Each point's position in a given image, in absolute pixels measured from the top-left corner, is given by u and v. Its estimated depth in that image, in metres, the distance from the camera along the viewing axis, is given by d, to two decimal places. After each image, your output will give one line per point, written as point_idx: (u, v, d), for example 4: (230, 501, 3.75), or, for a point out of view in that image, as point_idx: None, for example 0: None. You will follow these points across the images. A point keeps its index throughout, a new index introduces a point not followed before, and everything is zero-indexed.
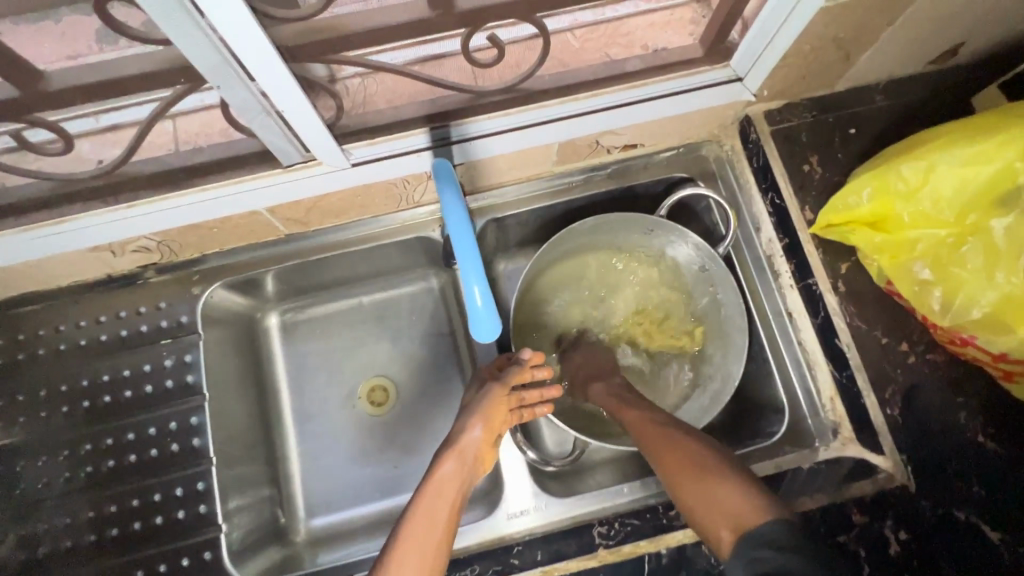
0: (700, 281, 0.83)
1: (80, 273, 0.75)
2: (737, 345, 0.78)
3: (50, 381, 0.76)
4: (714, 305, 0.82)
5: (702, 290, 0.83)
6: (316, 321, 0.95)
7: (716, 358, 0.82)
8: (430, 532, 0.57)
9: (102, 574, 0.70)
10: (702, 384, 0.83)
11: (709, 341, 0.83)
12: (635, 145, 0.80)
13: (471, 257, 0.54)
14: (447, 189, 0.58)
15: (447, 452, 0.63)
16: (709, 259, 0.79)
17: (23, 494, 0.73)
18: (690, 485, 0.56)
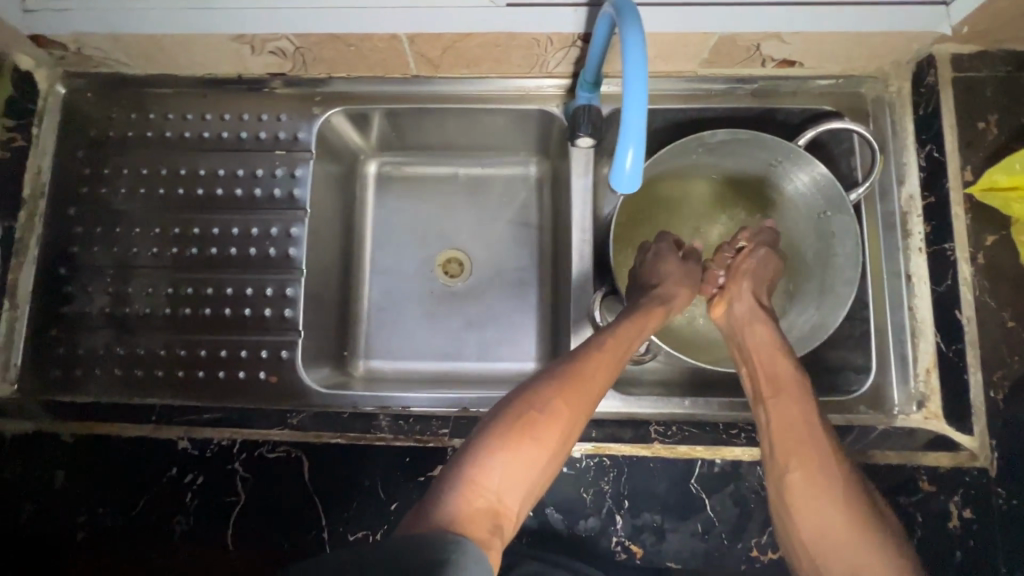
0: (813, 227, 0.78)
1: (216, 64, 0.77)
2: (836, 298, 0.74)
3: (170, 163, 0.80)
4: (822, 256, 0.77)
5: (812, 237, 0.79)
6: (410, 180, 0.96)
7: (808, 310, 0.78)
8: (611, 368, 0.62)
9: (169, 345, 0.75)
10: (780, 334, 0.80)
11: (801, 292, 0.80)
12: (793, 63, 0.74)
13: (636, 116, 0.51)
14: (632, 29, 0.51)
15: (640, 312, 0.68)
16: (832, 202, 0.74)
17: (117, 254, 0.78)
18: (803, 485, 0.55)
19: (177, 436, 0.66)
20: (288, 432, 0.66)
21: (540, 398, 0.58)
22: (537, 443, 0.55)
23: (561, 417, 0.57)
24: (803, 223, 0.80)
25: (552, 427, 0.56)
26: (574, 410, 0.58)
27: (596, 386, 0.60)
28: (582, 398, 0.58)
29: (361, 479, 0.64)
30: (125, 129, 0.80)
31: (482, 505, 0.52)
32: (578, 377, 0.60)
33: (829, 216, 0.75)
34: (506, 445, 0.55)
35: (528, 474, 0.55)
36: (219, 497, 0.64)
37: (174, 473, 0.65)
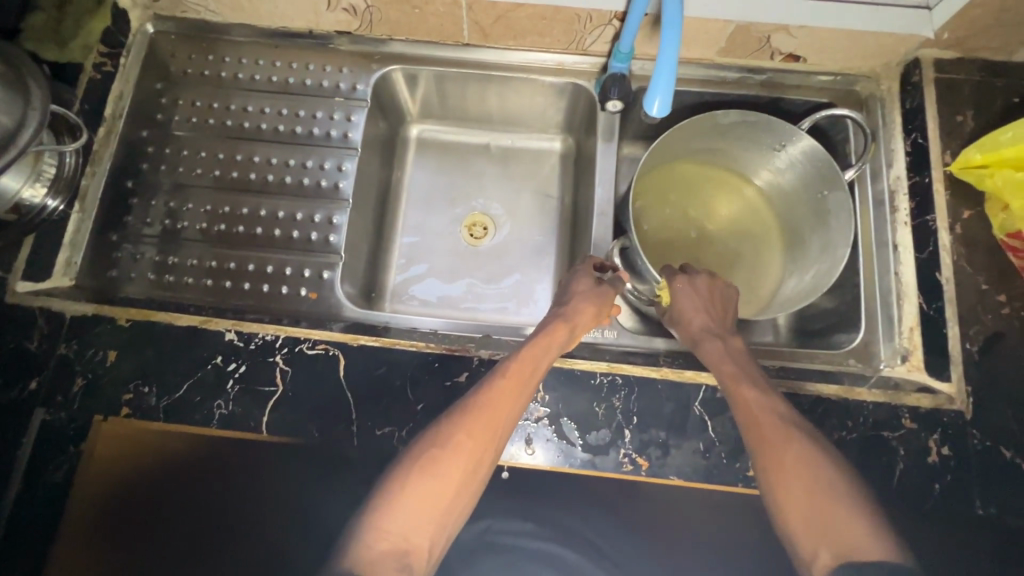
0: (810, 207, 0.85)
1: (292, 18, 0.87)
2: (825, 269, 0.80)
3: (239, 101, 0.88)
4: (819, 233, 0.84)
5: (804, 209, 0.86)
6: (446, 147, 1.05)
7: (806, 274, 0.84)
8: (511, 398, 0.63)
9: (218, 257, 0.81)
10: (781, 295, 0.86)
11: (797, 265, 0.87)
12: (798, 58, 0.85)
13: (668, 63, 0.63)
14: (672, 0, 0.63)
15: (536, 337, 0.67)
16: (824, 175, 0.80)
17: (180, 174, 0.85)
18: (786, 474, 0.57)
19: (225, 329, 0.71)
20: (327, 334, 0.72)
21: (441, 436, 0.59)
22: (438, 481, 0.57)
23: (460, 451, 0.59)
24: (794, 197, 0.87)
25: (453, 464, 0.58)
26: (474, 446, 0.59)
27: (497, 415, 0.61)
28: (481, 431, 0.59)
29: (393, 379, 0.70)
30: (202, 68, 0.89)
31: (391, 546, 0.53)
32: (474, 412, 0.61)
33: (825, 196, 0.82)
34: (407, 488, 0.56)
35: (436, 511, 0.55)
36: (259, 386, 0.69)
37: (219, 362, 0.70)
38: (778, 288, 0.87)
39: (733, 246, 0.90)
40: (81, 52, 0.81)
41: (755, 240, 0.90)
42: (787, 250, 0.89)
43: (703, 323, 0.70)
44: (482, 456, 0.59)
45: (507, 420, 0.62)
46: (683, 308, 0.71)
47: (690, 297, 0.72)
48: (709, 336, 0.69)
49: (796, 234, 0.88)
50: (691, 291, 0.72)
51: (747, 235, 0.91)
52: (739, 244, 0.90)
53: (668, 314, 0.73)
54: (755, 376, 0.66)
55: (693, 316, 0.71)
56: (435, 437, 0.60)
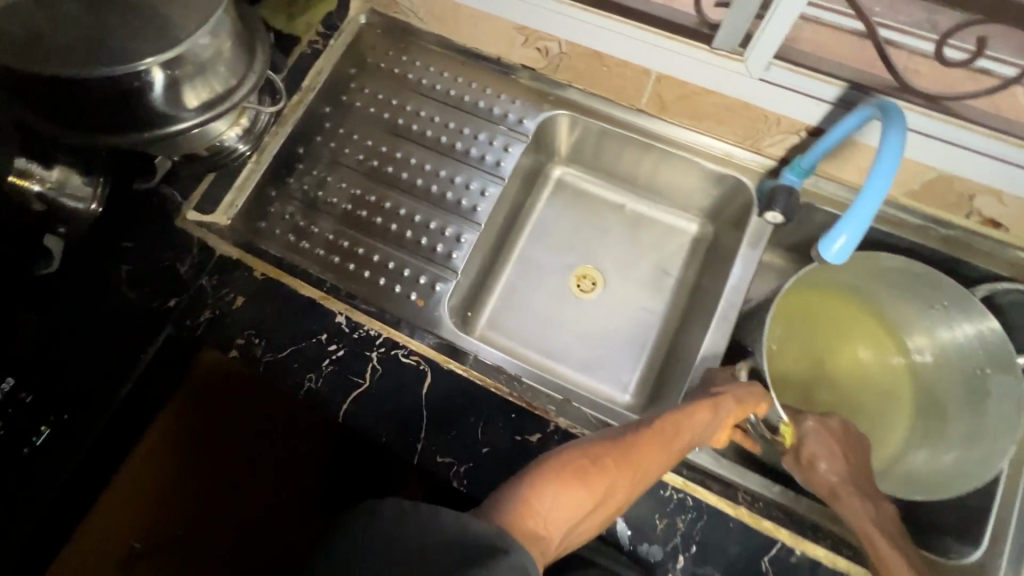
0: (967, 382, 0.75)
1: (488, 43, 0.91)
2: (975, 460, 0.70)
3: (415, 103, 0.95)
4: (973, 416, 0.73)
5: (954, 386, 0.77)
6: (582, 195, 1.05)
7: (945, 457, 0.74)
8: (668, 446, 0.60)
9: (351, 239, 0.86)
10: (905, 468, 0.76)
11: (932, 441, 0.76)
12: (997, 225, 0.76)
13: (864, 207, 0.57)
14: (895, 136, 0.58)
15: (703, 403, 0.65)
16: (992, 356, 0.71)
17: (344, 155, 0.92)
18: None
19: (337, 311, 0.76)
20: (423, 347, 0.74)
21: (600, 447, 0.57)
22: (589, 488, 0.54)
23: (612, 469, 0.56)
24: (945, 370, 0.78)
25: (605, 479, 0.55)
26: (626, 473, 0.56)
27: (652, 458, 0.59)
28: (636, 464, 0.57)
29: (468, 414, 0.70)
30: (394, 66, 0.97)
31: (531, 526, 0.50)
32: (638, 442, 0.59)
33: (988, 375, 0.72)
34: (559, 476, 0.54)
35: (574, 515, 0.52)
36: (349, 374, 0.73)
37: (323, 339, 0.74)
38: (901, 462, 0.77)
39: (859, 398, 0.81)
40: (303, 28, 0.91)
41: (885, 399, 0.81)
42: (918, 423, 0.79)
43: (840, 473, 0.63)
44: (627, 487, 0.57)
45: (655, 468, 0.59)
46: (812, 452, 0.65)
47: (823, 441, 0.66)
48: (850, 490, 0.62)
49: (936, 410, 0.78)
50: (821, 434, 0.66)
51: (877, 391, 0.81)
52: (864, 398, 0.81)
53: (793, 455, 0.66)
54: (902, 548, 0.59)
55: (826, 463, 0.64)
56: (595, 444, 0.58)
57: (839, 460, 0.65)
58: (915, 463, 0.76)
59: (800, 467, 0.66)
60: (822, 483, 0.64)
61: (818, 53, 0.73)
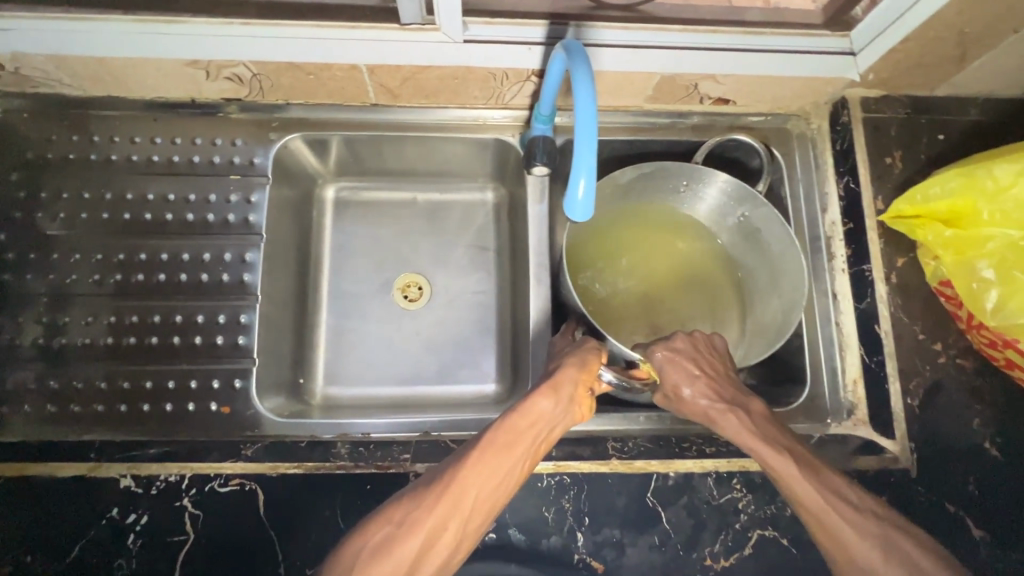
0: (744, 233, 0.81)
1: (169, 89, 0.76)
2: (787, 289, 0.76)
3: (117, 187, 0.77)
4: (766, 258, 0.80)
5: (740, 244, 0.83)
6: (367, 206, 0.97)
7: (769, 306, 0.79)
8: (505, 459, 0.53)
9: (107, 377, 0.71)
10: (754, 332, 0.81)
11: (759, 295, 0.81)
12: (727, 101, 0.81)
13: (586, 148, 0.51)
14: (579, 65, 0.54)
15: (534, 394, 0.58)
16: (748, 207, 0.78)
17: (52, 282, 0.74)
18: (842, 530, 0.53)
19: (119, 474, 0.62)
20: (240, 464, 0.64)
21: (413, 500, 0.52)
22: (400, 554, 0.48)
23: (430, 518, 0.50)
24: (728, 234, 0.84)
25: (417, 537, 0.49)
26: (449, 515, 0.50)
27: (477, 485, 0.52)
28: (454, 502, 0.51)
29: (321, 510, 0.63)
30: (67, 151, 0.77)
31: None
32: (457, 475, 0.52)
33: (748, 216, 0.79)
34: (365, 556, 0.49)
35: None
36: (166, 537, 0.61)
37: (115, 515, 0.61)
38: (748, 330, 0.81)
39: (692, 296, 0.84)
40: None
41: (707, 283, 0.85)
42: (738, 287, 0.84)
43: (705, 392, 0.63)
44: (458, 528, 0.50)
45: (488, 493, 0.52)
46: (675, 381, 0.64)
47: (681, 367, 0.64)
48: (719, 406, 0.62)
49: (743, 270, 0.84)
50: (676, 359, 0.65)
51: (698, 281, 0.85)
52: (692, 292, 0.84)
53: (661, 389, 0.66)
54: (784, 440, 0.59)
55: (690, 387, 0.63)
56: (409, 499, 0.52)
57: (701, 377, 0.63)
58: (758, 322, 0.81)
59: (671, 400, 0.65)
60: (694, 408, 0.63)
61: None
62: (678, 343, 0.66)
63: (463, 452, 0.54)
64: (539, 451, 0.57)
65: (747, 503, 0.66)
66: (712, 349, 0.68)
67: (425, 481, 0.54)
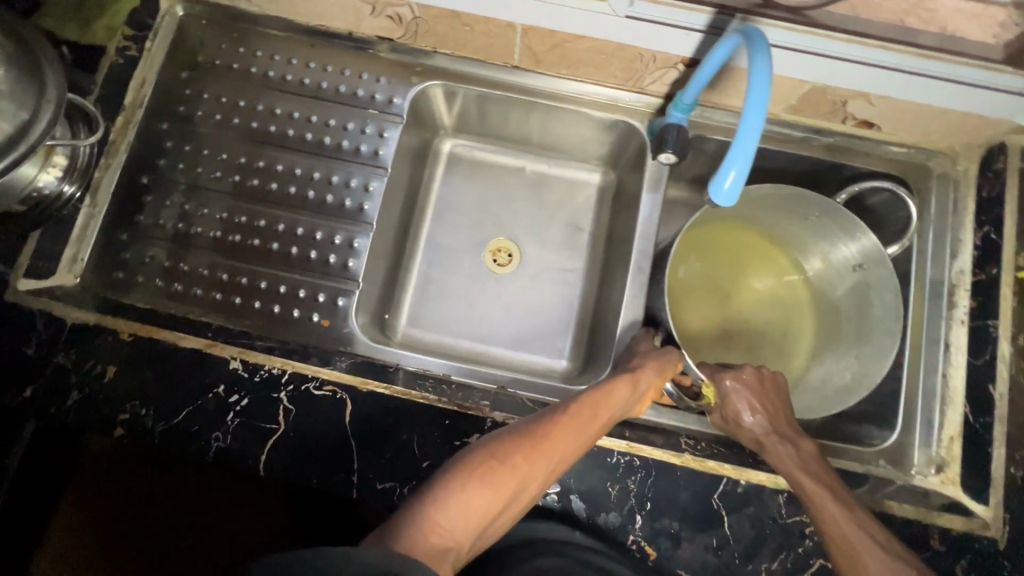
0: (851, 287, 0.79)
1: (333, 18, 0.81)
2: (877, 355, 0.74)
3: (268, 101, 0.83)
4: (863, 317, 0.77)
5: (843, 295, 0.81)
6: (478, 165, 0.99)
7: (844, 362, 0.78)
8: (589, 430, 0.59)
9: (229, 270, 0.77)
10: (813, 384, 0.79)
11: (835, 351, 0.80)
12: (871, 125, 0.79)
13: (748, 141, 0.52)
14: (760, 56, 0.53)
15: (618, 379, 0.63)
16: (869, 261, 0.75)
17: (198, 175, 0.80)
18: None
19: (231, 356, 0.68)
20: (336, 373, 0.68)
21: (508, 442, 0.55)
22: (501, 487, 0.52)
23: (527, 462, 0.54)
24: (836, 284, 0.81)
25: (516, 477, 0.53)
26: (543, 464, 0.55)
27: (568, 444, 0.57)
28: (549, 454, 0.55)
29: (400, 432, 0.66)
30: (231, 60, 0.84)
31: (438, 540, 0.48)
32: (552, 431, 0.57)
33: (865, 269, 0.76)
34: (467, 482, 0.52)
35: (485, 519, 0.51)
36: (260, 422, 0.66)
37: (221, 392, 0.66)
38: (807, 380, 0.80)
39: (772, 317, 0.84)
40: (103, 35, 0.75)
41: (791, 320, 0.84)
42: (820, 336, 0.82)
43: (762, 425, 0.64)
44: (541, 478, 0.55)
45: (571, 453, 0.57)
46: (735, 409, 0.65)
47: (743, 398, 0.65)
48: (773, 441, 0.63)
49: (832, 321, 0.81)
50: (742, 389, 0.65)
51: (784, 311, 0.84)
52: (773, 316, 0.84)
53: (719, 414, 0.67)
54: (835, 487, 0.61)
55: (750, 419, 0.65)
56: (505, 440, 0.56)
57: (761, 410, 0.65)
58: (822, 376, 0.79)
59: (724, 423, 0.67)
60: (746, 436, 0.65)
61: None
62: (747, 374, 0.67)
63: (552, 412, 0.59)
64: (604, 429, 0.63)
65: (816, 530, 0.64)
66: (778, 385, 0.68)
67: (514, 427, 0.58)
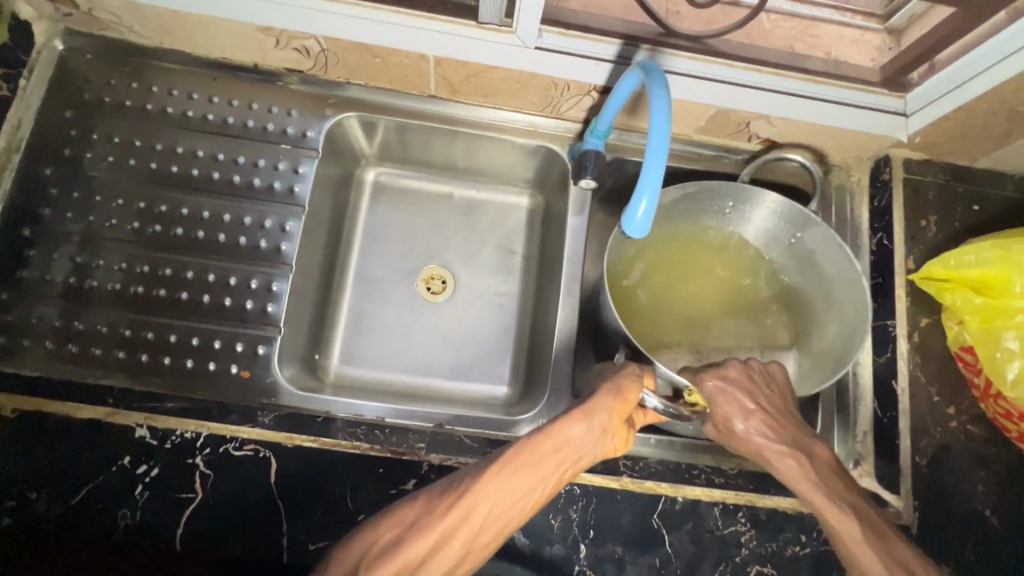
0: (794, 255, 0.79)
1: (234, 51, 0.76)
2: (853, 317, 0.72)
3: (168, 139, 0.78)
4: (819, 284, 0.77)
5: (789, 266, 0.80)
6: (404, 193, 0.97)
7: (828, 332, 0.76)
8: (526, 480, 0.52)
9: (132, 325, 0.71)
10: (814, 361, 0.76)
11: (815, 326, 0.77)
12: (773, 144, 0.83)
13: (653, 172, 0.54)
14: (658, 89, 0.55)
15: (567, 416, 0.56)
16: (804, 227, 0.75)
17: (89, 224, 0.73)
18: None
19: (136, 423, 0.62)
20: (257, 430, 0.64)
21: (424, 504, 0.50)
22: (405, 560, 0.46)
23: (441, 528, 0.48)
24: (777, 259, 0.81)
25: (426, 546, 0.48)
26: (461, 528, 0.49)
27: (492, 501, 0.50)
28: (467, 516, 0.49)
29: (332, 487, 0.63)
30: (123, 97, 0.77)
31: None
32: (473, 487, 0.50)
33: (801, 237, 0.77)
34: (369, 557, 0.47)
35: None
36: (174, 492, 0.60)
37: (126, 463, 0.60)
38: (805, 362, 0.77)
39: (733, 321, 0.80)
40: None
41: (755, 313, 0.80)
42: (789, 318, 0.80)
43: (764, 425, 0.59)
44: (465, 544, 0.49)
45: (503, 511, 0.51)
46: (726, 415, 0.60)
47: (737, 399, 0.60)
48: (779, 441, 0.59)
49: (795, 295, 0.80)
50: (730, 391, 0.61)
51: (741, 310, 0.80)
52: (737, 310, 0.80)
53: (711, 421, 0.62)
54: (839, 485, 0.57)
55: (742, 421, 0.60)
56: (421, 501, 0.50)
57: (758, 410, 0.60)
58: (816, 350, 0.76)
59: (725, 432, 0.61)
60: (750, 443, 0.60)
61: (583, 9, 0.72)
62: (728, 368, 0.62)
63: (482, 463, 0.53)
64: (567, 476, 0.56)
65: (750, 538, 0.67)
66: (767, 379, 0.63)
67: (437, 485, 0.52)
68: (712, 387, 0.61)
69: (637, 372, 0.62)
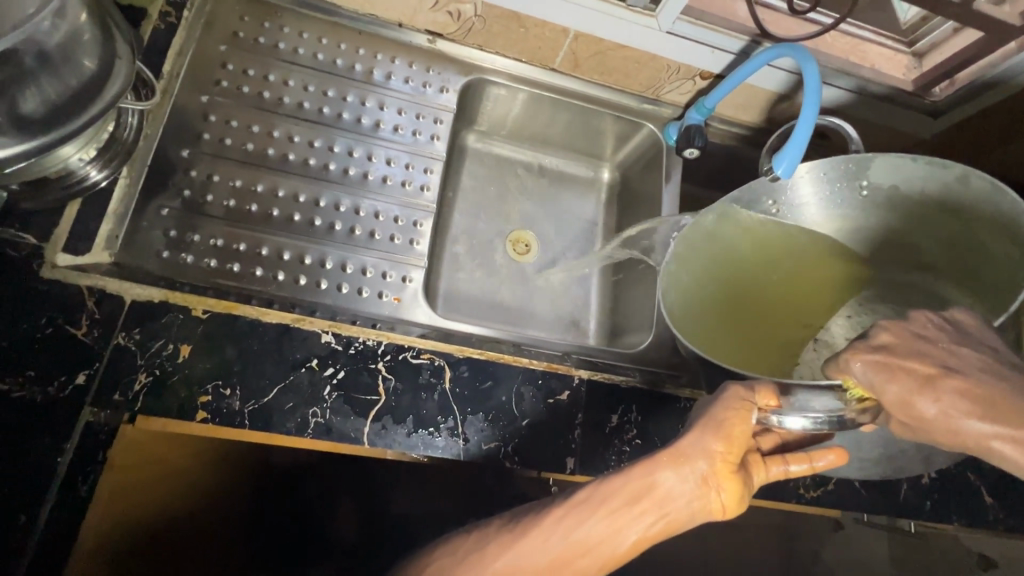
0: (882, 200, 0.80)
1: (386, 9, 0.83)
2: (996, 225, 0.71)
3: (316, 83, 0.83)
4: (932, 211, 0.77)
5: (888, 211, 0.81)
6: (499, 157, 1.04)
7: (986, 250, 0.74)
8: (591, 528, 0.52)
9: (292, 247, 0.75)
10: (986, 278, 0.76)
11: (968, 250, 0.76)
12: (824, 137, 1.01)
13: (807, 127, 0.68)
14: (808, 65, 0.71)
15: (651, 461, 0.54)
16: (873, 176, 0.78)
17: (247, 153, 0.77)
18: None
19: (321, 329, 0.66)
20: (429, 342, 0.69)
21: (501, 521, 0.55)
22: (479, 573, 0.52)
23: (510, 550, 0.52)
24: (867, 212, 0.83)
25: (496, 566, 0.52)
26: (526, 560, 0.52)
27: (553, 538, 0.52)
28: (529, 547, 0.52)
29: (498, 394, 0.69)
30: (274, 39, 0.82)
31: None
32: (537, 521, 0.53)
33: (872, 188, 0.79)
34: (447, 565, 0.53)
35: None
36: (359, 394, 0.65)
37: (314, 365, 0.64)
38: (987, 294, 0.76)
39: (906, 292, 0.86)
40: None
41: (934, 284, 0.84)
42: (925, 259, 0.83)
43: (960, 397, 0.49)
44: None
45: (568, 550, 0.52)
46: (899, 393, 0.50)
47: (915, 371, 0.50)
48: (983, 414, 0.48)
49: (920, 235, 0.81)
50: (893, 366, 0.51)
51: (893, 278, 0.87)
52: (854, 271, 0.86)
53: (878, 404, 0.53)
54: None
55: (922, 399, 0.50)
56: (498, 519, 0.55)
57: (944, 380, 0.50)
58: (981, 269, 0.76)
59: (913, 419, 0.51)
60: (952, 426, 0.49)
61: None
62: (880, 341, 0.53)
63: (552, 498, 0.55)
64: (664, 531, 0.53)
65: None
66: (934, 341, 0.53)
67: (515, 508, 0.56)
68: (867, 366, 0.52)
69: (744, 400, 0.57)
